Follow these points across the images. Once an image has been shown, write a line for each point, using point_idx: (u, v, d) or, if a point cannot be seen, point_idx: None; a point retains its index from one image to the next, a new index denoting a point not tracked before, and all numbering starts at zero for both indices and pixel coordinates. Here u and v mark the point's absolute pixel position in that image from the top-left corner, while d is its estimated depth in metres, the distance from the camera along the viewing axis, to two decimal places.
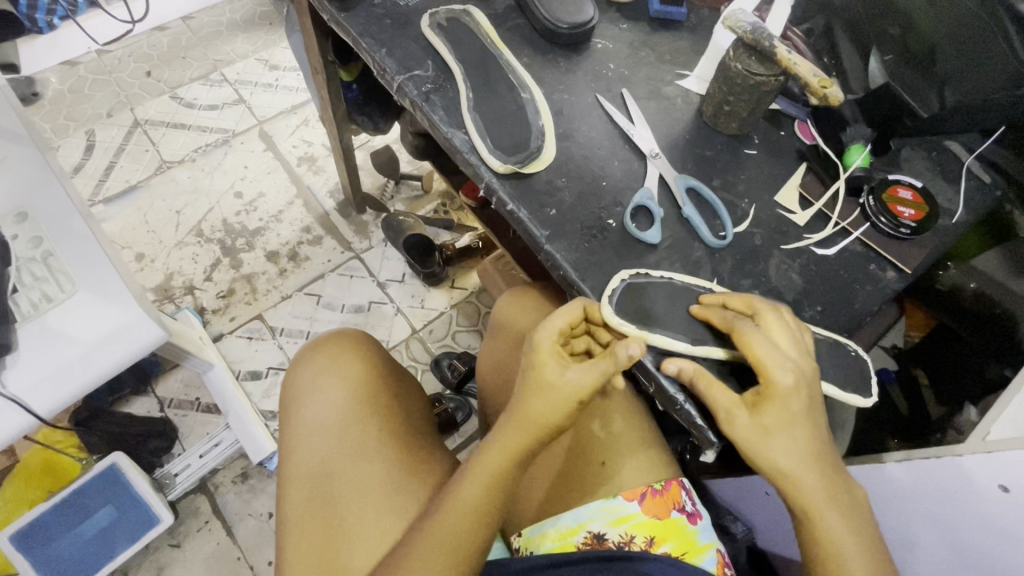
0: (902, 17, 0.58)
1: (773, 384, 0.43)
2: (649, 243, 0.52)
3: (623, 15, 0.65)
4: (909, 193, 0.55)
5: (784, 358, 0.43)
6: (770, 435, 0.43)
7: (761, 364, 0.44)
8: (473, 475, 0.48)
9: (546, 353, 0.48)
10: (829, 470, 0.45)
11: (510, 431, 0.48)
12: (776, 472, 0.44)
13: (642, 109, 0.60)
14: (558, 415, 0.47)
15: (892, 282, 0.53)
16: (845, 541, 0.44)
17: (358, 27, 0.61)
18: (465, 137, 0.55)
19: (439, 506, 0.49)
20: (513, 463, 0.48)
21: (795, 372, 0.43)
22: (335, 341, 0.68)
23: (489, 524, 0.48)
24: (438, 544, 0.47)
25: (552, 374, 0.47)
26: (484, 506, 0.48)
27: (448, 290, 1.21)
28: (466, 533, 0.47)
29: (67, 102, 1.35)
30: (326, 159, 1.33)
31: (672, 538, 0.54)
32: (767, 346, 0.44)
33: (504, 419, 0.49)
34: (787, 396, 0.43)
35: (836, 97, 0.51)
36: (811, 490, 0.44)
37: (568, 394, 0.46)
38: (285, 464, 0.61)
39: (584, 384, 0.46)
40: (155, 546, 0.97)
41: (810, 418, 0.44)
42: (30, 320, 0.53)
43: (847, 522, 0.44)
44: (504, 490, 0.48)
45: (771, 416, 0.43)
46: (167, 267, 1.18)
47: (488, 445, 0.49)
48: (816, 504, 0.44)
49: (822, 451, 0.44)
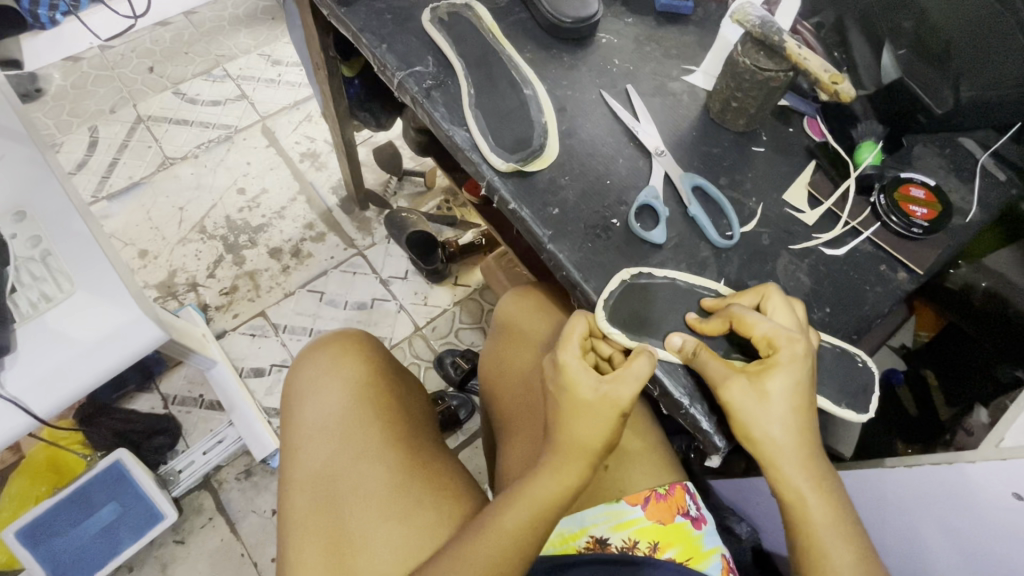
0: (916, 10, 0.55)
1: (777, 352, 0.43)
2: (654, 243, 0.51)
3: (629, 9, 0.63)
4: (920, 191, 0.53)
5: (788, 329, 0.44)
6: (767, 402, 0.43)
7: (770, 337, 0.43)
8: (517, 499, 0.47)
9: (573, 372, 0.47)
10: (818, 455, 0.44)
11: (557, 459, 0.47)
12: (769, 446, 0.43)
13: (647, 105, 0.58)
14: (604, 433, 0.46)
15: (904, 283, 0.51)
16: (830, 531, 0.43)
17: (358, 22, 0.60)
18: (466, 135, 0.54)
19: (475, 527, 0.48)
20: (561, 491, 0.47)
21: (804, 345, 0.43)
22: (337, 342, 0.67)
23: (532, 547, 0.47)
24: (472, 562, 0.46)
25: (585, 393, 0.46)
26: (526, 527, 0.46)
27: (451, 287, 1.20)
28: (488, 543, 0.46)
29: (70, 98, 1.34)
30: (329, 155, 1.32)
31: (677, 543, 0.53)
32: (772, 324, 0.44)
33: (548, 450, 0.48)
34: (791, 364, 0.43)
35: (847, 93, 0.50)
36: (792, 467, 0.43)
37: (612, 408, 0.46)
38: (287, 468, 0.60)
39: (625, 399, 0.45)
40: (160, 542, 0.97)
41: (807, 393, 0.43)
42: (29, 321, 0.53)
43: (834, 513, 0.43)
44: (551, 514, 0.47)
45: (774, 384, 0.43)
46: (170, 264, 1.18)
47: (533, 471, 0.48)
48: (803, 487, 0.43)
49: (813, 433, 0.44)
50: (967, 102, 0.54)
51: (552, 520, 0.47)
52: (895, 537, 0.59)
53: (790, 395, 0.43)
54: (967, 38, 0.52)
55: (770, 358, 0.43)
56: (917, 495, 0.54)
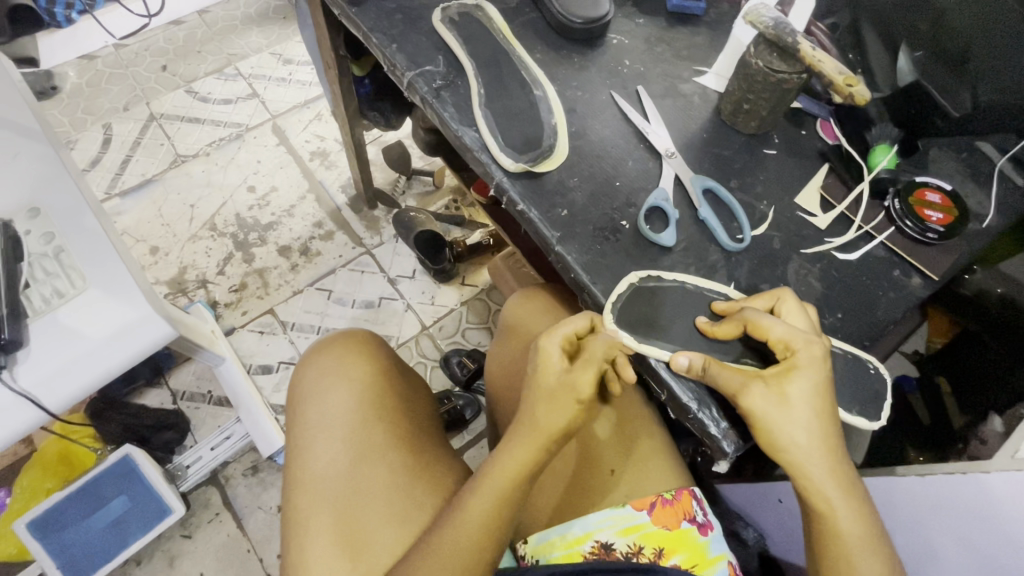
0: (935, 11, 0.54)
1: (793, 353, 0.43)
2: (663, 246, 0.51)
3: (640, 10, 0.63)
4: (936, 196, 0.52)
5: (801, 331, 0.43)
6: (789, 406, 0.42)
7: (783, 339, 0.43)
8: (489, 488, 0.48)
9: (548, 363, 0.48)
10: (843, 460, 0.43)
11: (518, 436, 0.48)
12: (795, 453, 0.42)
13: (657, 106, 0.58)
14: (564, 419, 0.47)
15: (918, 289, 0.50)
16: (857, 537, 0.42)
17: (368, 22, 0.60)
18: (475, 135, 0.54)
19: (450, 515, 0.49)
20: (518, 471, 0.48)
21: (820, 347, 0.43)
22: (343, 342, 0.67)
23: (501, 536, 0.48)
24: (446, 554, 0.47)
25: (552, 380, 0.48)
26: (496, 517, 0.47)
27: (459, 287, 1.21)
28: (473, 541, 0.47)
29: (85, 96, 1.36)
30: (339, 154, 1.33)
31: (682, 549, 0.53)
32: (788, 328, 0.43)
33: (512, 428, 0.49)
34: (809, 366, 0.42)
35: (863, 96, 0.49)
36: (821, 474, 0.42)
37: (571, 394, 0.47)
38: (290, 465, 0.60)
39: (585, 383, 0.47)
40: (168, 536, 0.98)
41: (829, 397, 0.43)
42: (42, 316, 0.53)
43: (860, 519, 0.43)
44: (512, 500, 0.48)
45: (794, 387, 0.42)
46: (181, 260, 1.19)
47: (498, 454, 0.49)
48: (832, 495, 0.43)
49: (837, 438, 0.43)
50: (985, 104, 0.53)
51: (514, 506, 0.48)
52: (904, 546, 0.58)
53: (812, 398, 0.42)
54: (986, 39, 0.51)
55: (787, 361, 0.43)
56: (927, 504, 0.53)
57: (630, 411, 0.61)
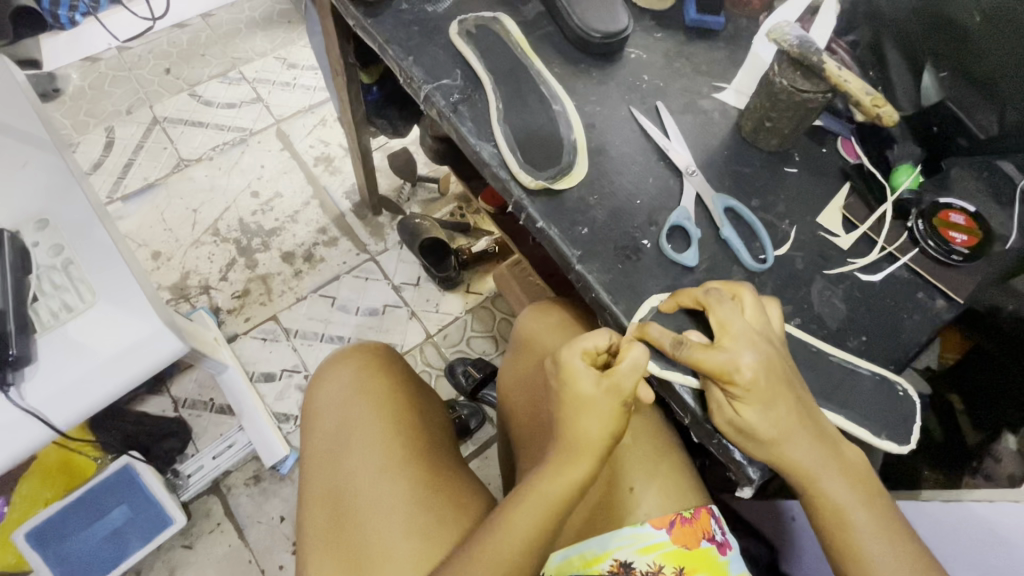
0: (960, 32, 0.53)
1: (732, 384, 0.41)
2: (686, 265, 0.50)
3: (659, 24, 0.63)
4: (960, 217, 0.52)
5: (730, 356, 0.41)
6: (753, 433, 0.42)
7: (713, 371, 0.41)
8: (524, 499, 0.47)
9: (572, 376, 0.47)
10: (842, 453, 0.43)
11: (563, 451, 0.47)
12: (801, 470, 0.42)
13: (677, 123, 0.57)
14: (610, 426, 0.46)
15: (942, 311, 0.50)
16: (878, 541, 0.42)
17: (385, 34, 0.59)
18: (494, 150, 0.53)
19: (483, 532, 0.48)
20: (558, 486, 0.47)
21: (751, 368, 0.41)
22: (360, 358, 0.66)
23: (538, 553, 0.47)
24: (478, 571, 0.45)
25: (588, 389, 0.46)
26: (529, 534, 0.46)
27: (464, 294, 1.20)
28: (507, 560, 0.46)
29: (88, 98, 1.35)
30: (343, 159, 1.32)
31: (702, 569, 0.52)
32: (714, 357, 0.41)
33: (553, 447, 0.48)
34: (759, 390, 0.41)
35: (890, 116, 0.48)
36: (814, 464, 0.42)
37: (616, 398, 0.46)
38: (313, 483, 0.60)
39: (629, 387, 0.45)
40: (168, 547, 0.97)
41: (802, 413, 0.42)
42: (51, 330, 0.52)
43: (881, 526, 0.42)
44: (560, 512, 0.47)
45: (748, 414, 0.41)
46: (183, 266, 1.18)
47: (537, 472, 0.48)
48: (843, 501, 0.42)
49: (840, 447, 0.43)
50: (1014, 126, 0.51)
51: (558, 522, 0.47)
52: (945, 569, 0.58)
53: (778, 419, 0.41)
54: (1010, 65, 0.50)
55: (731, 390, 0.41)
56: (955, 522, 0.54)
57: (645, 426, 0.60)
